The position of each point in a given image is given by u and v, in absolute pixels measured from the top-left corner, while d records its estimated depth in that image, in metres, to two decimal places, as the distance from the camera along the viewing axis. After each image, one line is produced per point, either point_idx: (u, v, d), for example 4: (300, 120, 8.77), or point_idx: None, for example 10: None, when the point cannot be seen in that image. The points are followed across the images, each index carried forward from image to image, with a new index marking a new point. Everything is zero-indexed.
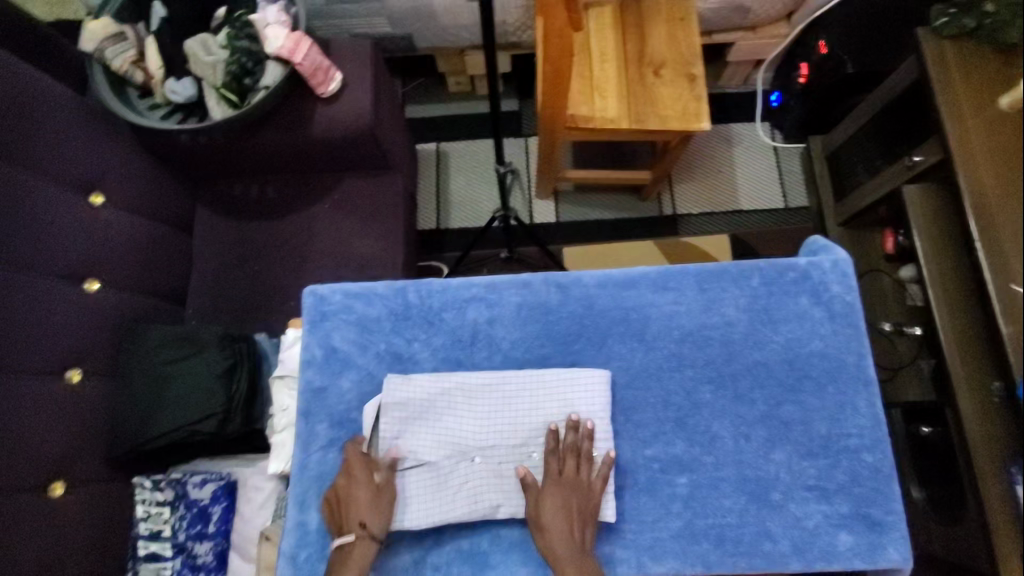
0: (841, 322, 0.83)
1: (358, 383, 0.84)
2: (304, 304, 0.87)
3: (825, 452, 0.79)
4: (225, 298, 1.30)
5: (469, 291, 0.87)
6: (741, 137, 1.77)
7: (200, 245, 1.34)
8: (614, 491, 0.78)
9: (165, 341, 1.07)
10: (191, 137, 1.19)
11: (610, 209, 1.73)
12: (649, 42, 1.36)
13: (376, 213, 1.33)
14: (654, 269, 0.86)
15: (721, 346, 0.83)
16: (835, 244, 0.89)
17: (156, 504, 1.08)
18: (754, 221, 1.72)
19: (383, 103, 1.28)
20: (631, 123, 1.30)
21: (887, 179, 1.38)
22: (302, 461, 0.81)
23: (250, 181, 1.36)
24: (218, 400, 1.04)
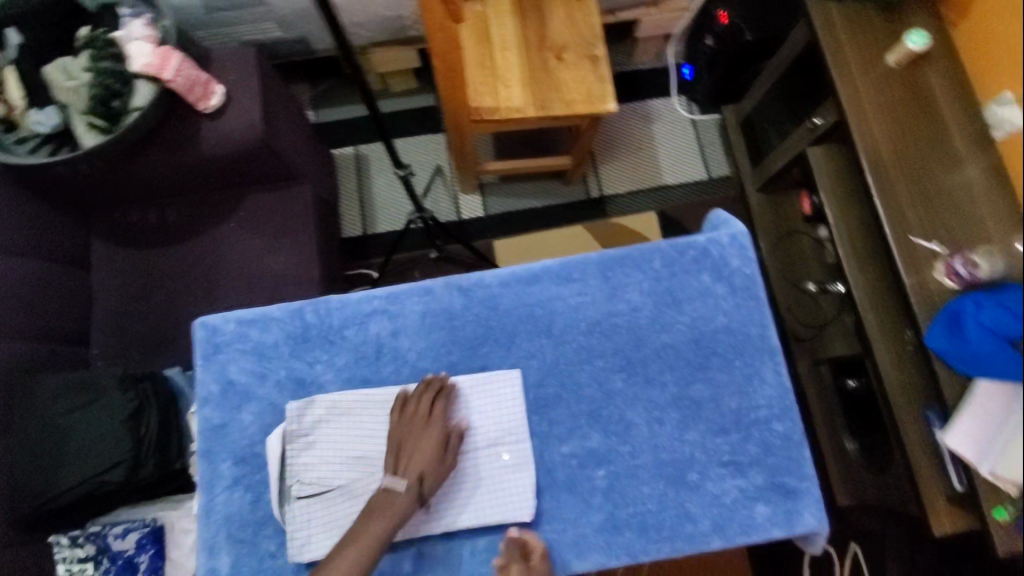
0: (743, 296, 0.84)
1: (260, 416, 0.80)
2: (196, 337, 0.83)
3: (736, 427, 0.80)
4: (132, 335, 1.22)
5: (370, 304, 0.83)
6: (659, 112, 1.77)
7: (100, 282, 1.26)
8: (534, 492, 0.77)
9: (62, 390, 1.01)
10: (68, 168, 1.11)
11: (538, 197, 1.71)
12: (549, 26, 1.33)
13: (286, 228, 1.27)
14: (556, 262, 0.85)
15: (628, 333, 0.83)
16: (734, 217, 0.90)
17: (77, 561, 1.01)
18: (678, 194, 1.72)
19: (278, 112, 1.22)
20: (537, 111, 1.27)
21: (794, 143, 1.41)
22: (207, 504, 0.77)
23: (147, 208, 1.28)
24: (125, 446, 0.98)
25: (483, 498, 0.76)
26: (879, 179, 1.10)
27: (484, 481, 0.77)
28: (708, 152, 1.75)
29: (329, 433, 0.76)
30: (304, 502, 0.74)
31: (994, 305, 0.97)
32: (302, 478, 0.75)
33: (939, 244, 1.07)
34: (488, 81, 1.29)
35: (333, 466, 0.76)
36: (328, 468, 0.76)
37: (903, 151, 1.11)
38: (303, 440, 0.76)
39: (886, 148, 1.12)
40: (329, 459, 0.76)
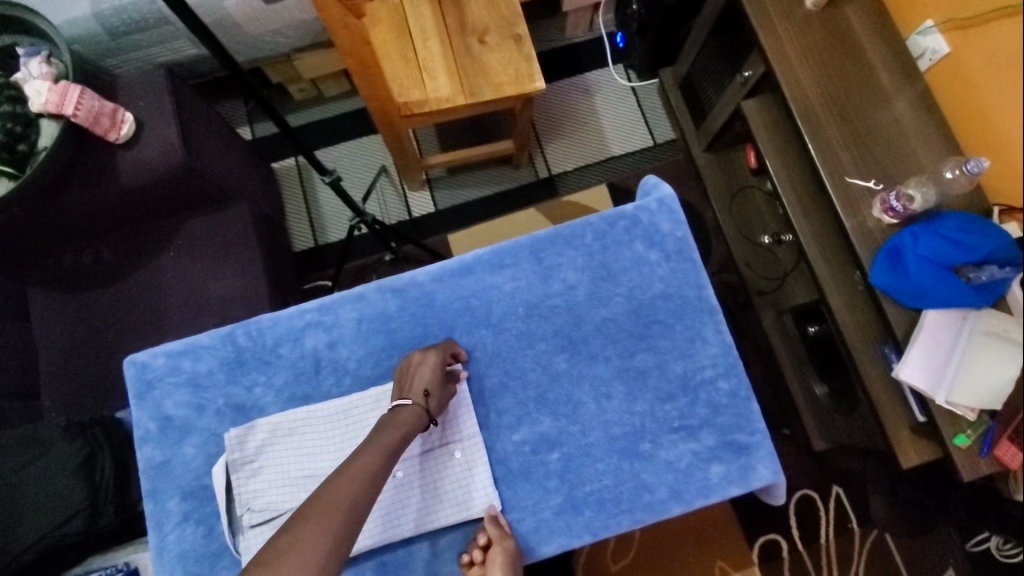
0: (677, 260, 0.84)
1: (202, 447, 0.78)
2: (128, 376, 0.80)
3: (684, 390, 0.80)
4: (81, 380, 1.19)
5: (302, 319, 0.82)
6: (598, 83, 1.75)
7: (41, 330, 1.23)
8: (490, 485, 0.76)
9: (10, 448, 0.98)
10: None
11: (487, 184, 1.69)
12: (468, 10, 1.30)
13: (224, 250, 1.24)
14: (486, 250, 0.83)
15: (567, 312, 0.82)
16: (662, 182, 0.89)
17: None
18: (627, 164, 1.70)
19: (199, 133, 1.18)
20: (466, 98, 1.25)
21: (728, 100, 1.40)
22: (159, 544, 0.75)
23: (79, 248, 1.24)
24: (80, 496, 0.96)
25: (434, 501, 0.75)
26: (810, 123, 1.10)
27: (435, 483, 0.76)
28: (652, 118, 1.73)
29: (273, 456, 0.75)
30: (254, 531, 0.72)
31: (929, 234, 0.99)
32: (250, 507, 0.73)
33: (875, 181, 1.07)
34: (412, 74, 1.26)
35: (278, 490, 0.74)
36: (273, 492, 0.74)
37: (830, 93, 1.11)
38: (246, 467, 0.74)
39: (814, 92, 1.11)
40: (274, 483, 0.74)
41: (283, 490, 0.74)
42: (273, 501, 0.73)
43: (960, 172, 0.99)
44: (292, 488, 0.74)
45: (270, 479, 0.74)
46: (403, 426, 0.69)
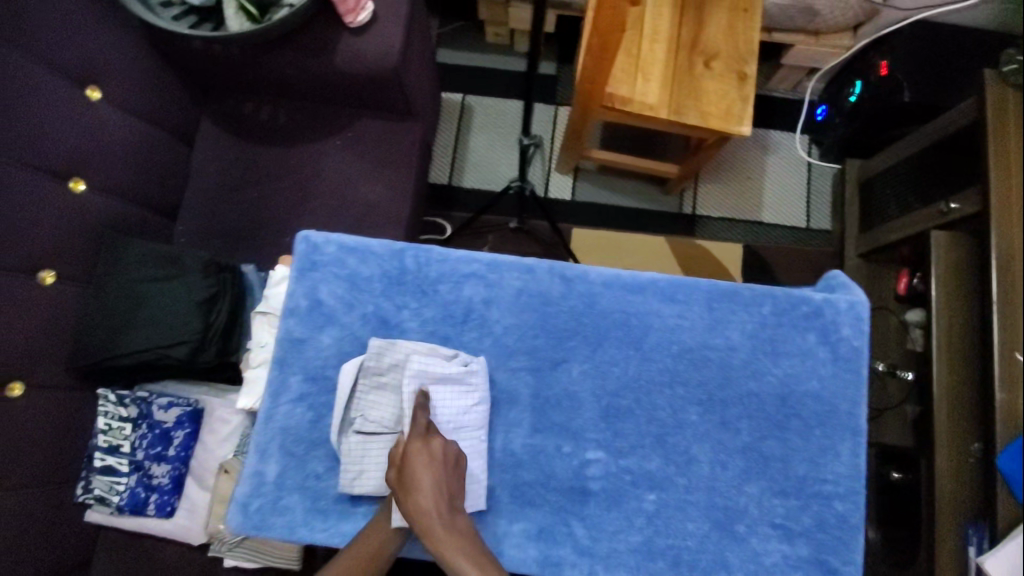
0: (844, 367, 0.80)
1: (339, 341, 0.81)
2: (297, 248, 0.83)
3: (798, 493, 0.77)
4: (220, 221, 1.25)
5: (469, 266, 0.82)
6: (777, 146, 1.70)
7: (198, 160, 1.29)
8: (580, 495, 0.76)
9: (148, 257, 1.03)
10: (204, 44, 1.11)
11: (630, 196, 1.67)
12: (706, 30, 1.27)
13: (387, 160, 1.27)
14: (664, 277, 0.82)
15: (717, 369, 0.80)
16: (855, 284, 0.85)
17: (118, 419, 1.07)
18: (772, 235, 1.66)
19: (414, 44, 1.19)
20: (669, 113, 1.22)
21: (918, 222, 1.32)
22: (269, 410, 0.79)
23: (261, 101, 1.29)
24: (193, 328, 1.01)
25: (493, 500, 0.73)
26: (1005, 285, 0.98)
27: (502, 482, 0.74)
28: (815, 203, 1.68)
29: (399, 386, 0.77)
30: (363, 439, 0.75)
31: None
32: (366, 416, 0.76)
33: None
34: (627, 70, 1.24)
35: (391, 418, 0.76)
36: (387, 418, 0.76)
37: None
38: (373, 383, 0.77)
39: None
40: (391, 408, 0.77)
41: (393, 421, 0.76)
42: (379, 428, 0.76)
43: None
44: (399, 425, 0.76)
45: (389, 403, 0.77)
46: None
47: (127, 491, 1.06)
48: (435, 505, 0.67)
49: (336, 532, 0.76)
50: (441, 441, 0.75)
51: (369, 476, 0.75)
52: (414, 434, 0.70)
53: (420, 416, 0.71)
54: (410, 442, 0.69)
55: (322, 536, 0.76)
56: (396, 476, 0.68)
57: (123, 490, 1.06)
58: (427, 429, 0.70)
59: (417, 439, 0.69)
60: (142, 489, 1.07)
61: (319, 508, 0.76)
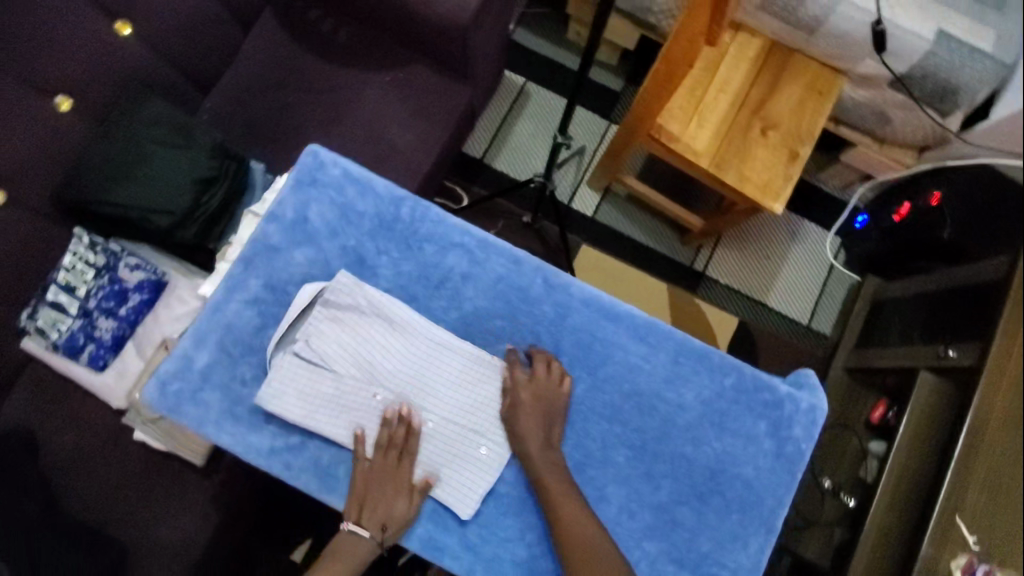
0: (782, 464, 0.78)
1: (310, 263, 0.80)
2: (303, 160, 0.83)
3: (693, 568, 0.76)
4: (247, 111, 1.25)
5: (460, 236, 0.81)
6: (806, 236, 1.68)
7: (248, 47, 1.28)
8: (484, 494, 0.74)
9: (161, 120, 1.03)
10: None
11: (649, 233, 1.65)
12: (775, 99, 1.24)
13: (426, 111, 1.27)
14: (642, 315, 0.80)
15: (660, 421, 0.78)
16: (822, 389, 0.84)
17: (84, 262, 1.07)
18: (770, 320, 1.64)
19: (491, 10, 1.18)
20: (710, 164, 1.20)
21: (909, 355, 1.32)
22: (218, 303, 0.78)
23: (327, 13, 1.29)
24: (183, 201, 1.01)
25: (450, 479, 0.74)
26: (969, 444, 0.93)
27: (460, 459, 0.75)
28: (823, 304, 1.66)
29: (352, 321, 0.77)
30: (298, 360, 0.75)
31: None
32: (309, 343, 0.76)
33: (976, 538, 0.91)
34: (685, 109, 1.22)
35: (340, 354, 0.76)
36: (335, 353, 0.76)
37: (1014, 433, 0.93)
38: (328, 318, 0.76)
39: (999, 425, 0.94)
40: (342, 343, 0.77)
41: (339, 356, 0.76)
42: (325, 363, 0.76)
43: None
44: (347, 362, 0.76)
45: (339, 338, 0.76)
46: (393, 524, 0.71)
47: (68, 333, 1.07)
48: (385, 528, 0.70)
49: (239, 442, 0.75)
50: (393, 482, 0.72)
51: (289, 399, 0.74)
52: (376, 458, 0.72)
53: (384, 442, 0.73)
54: (375, 467, 0.72)
55: (227, 440, 0.74)
56: (354, 500, 0.71)
57: (64, 331, 1.07)
58: (392, 455, 0.73)
59: (381, 463, 0.72)
60: (82, 336, 1.08)
61: (232, 413, 0.75)
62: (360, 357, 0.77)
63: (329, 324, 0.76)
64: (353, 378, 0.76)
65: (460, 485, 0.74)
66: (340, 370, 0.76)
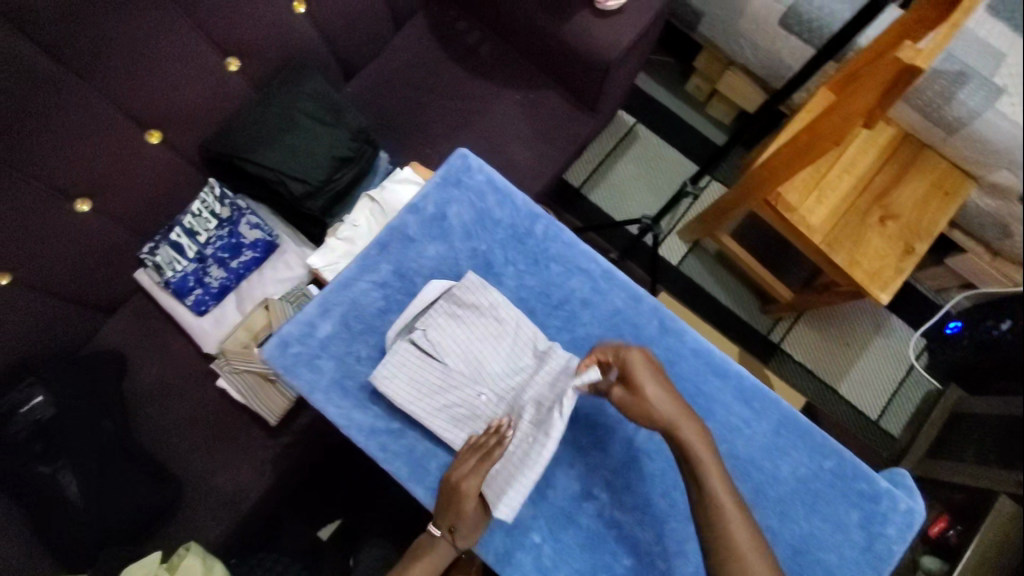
0: (868, 563, 0.75)
1: (440, 259, 0.83)
2: (451, 160, 0.86)
3: None
4: (383, 102, 1.31)
5: (587, 263, 0.83)
6: (889, 331, 1.64)
7: (395, 44, 1.36)
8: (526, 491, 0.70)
9: (316, 97, 1.10)
10: None
11: (729, 294, 1.64)
12: (900, 190, 1.23)
13: (549, 135, 1.31)
14: (751, 379, 0.80)
15: (752, 490, 0.76)
16: (918, 493, 0.81)
17: (210, 212, 1.14)
18: (837, 409, 1.59)
19: (635, 52, 1.22)
20: (822, 242, 1.20)
21: (990, 479, 1.26)
22: (348, 279, 0.81)
23: (475, 26, 1.35)
24: (319, 175, 1.08)
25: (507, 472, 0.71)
26: None
27: (527, 460, 0.70)
28: (895, 404, 1.60)
29: (470, 322, 0.78)
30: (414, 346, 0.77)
31: None
32: (427, 334, 0.77)
33: None
34: (807, 182, 1.22)
35: (450, 348, 0.78)
36: (447, 348, 0.78)
37: None
38: (449, 313, 0.78)
39: None
40: (455, 339, 0.78)
41: (450, 351, 0.78)
42: (436, 354, 0.77)
43: None
44: (455, 358, 0.78)
45: (455, 334, 0.78)
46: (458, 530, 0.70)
47: (181, 273, 1.13)
48: (452, 531, 0.71)
49: (344, 416, 0.77)
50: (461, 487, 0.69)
51: (397, 380, 0.76)
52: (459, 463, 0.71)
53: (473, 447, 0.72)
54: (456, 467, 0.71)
55: (333, 410, 0.77)
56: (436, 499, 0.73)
57: (178, 271, 1.13)
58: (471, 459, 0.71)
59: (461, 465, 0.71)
60: (193, 279, 1.14)
61: (342, 385, 0.78)
62: (468, 354, 0.78)
63: (450, 320, 0.78)
64: (458, 372, 0.77)
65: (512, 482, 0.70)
66: (448, 363, 0.77)
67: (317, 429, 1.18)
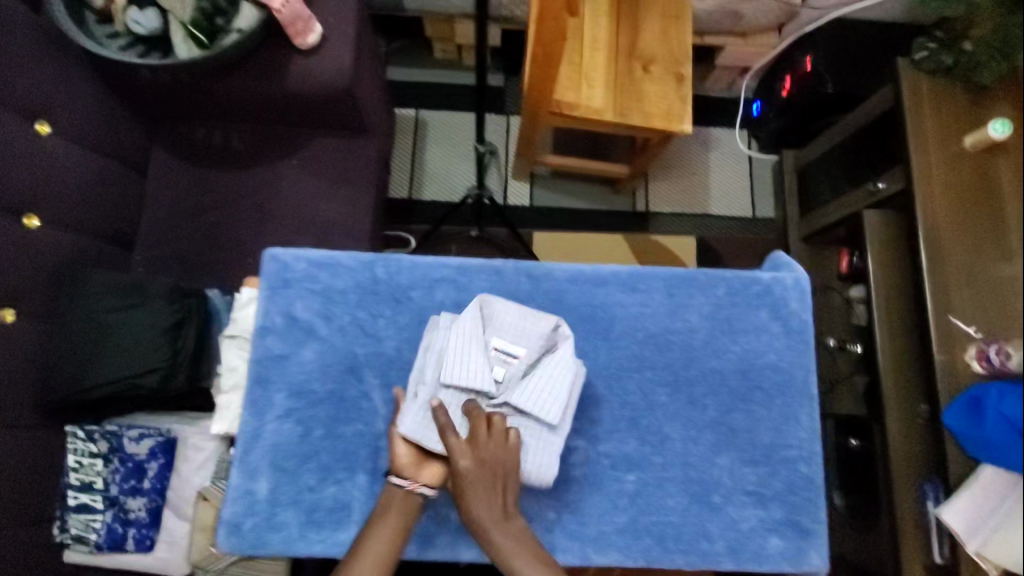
0: (795, 338, 0.86)
1: (322, 354, 0.81)
2: (266, 266, 0.84)
3: (766, 460, 0.83)
4: (179, 247, 1.26)
5: (439, 272, 0.85)
6: (718, 142, 1.81)
7: (154, 189, 1.29)
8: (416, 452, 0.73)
9: (110, 287, 1.01)
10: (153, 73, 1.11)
11: (585, 199, 1.74)
12: (642, 37, 1.34)
13: (345, 177, 1.30)
14: (624, 269, 0.87)
15: (681, 351, 0.85)
16: (796, 262, 0.92)
17: (88, 455, 1.04)
18: (722, 227, 1.76)
19: (364, 60, 1.22)
20: (615, 116, 1.29)
21: (850, 204, 1.43)
22: (256, 429, 0.79)
23: (214, 126, 1.30)
24: (161, 355, 1.00)
25: (552, 391, 0.75)
26: (933, 253, 1.10)
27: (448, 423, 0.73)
28: (758, 194, 1.79)
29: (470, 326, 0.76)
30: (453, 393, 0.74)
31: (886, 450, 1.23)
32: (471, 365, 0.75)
33: (975, 328, 1.06)
34: (572, 78, 1.30)
35: (503, 336, 0.77)
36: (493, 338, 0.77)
37: (962, 230, 1.10)
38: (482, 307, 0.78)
39: (946, 222, 1.12)
40: (514, 323, 0.78)
41: (509, 341, 0.78)
42: (571, 352, 0.78)
43: (978, 361, 1.03)
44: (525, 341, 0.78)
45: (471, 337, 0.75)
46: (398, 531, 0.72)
47: (104, 528, 1.03)
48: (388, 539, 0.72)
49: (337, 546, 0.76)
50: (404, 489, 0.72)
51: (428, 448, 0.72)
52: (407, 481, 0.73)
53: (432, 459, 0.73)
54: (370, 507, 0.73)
55: (320, 548, 0.76)
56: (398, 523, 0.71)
57: (100, 528, 1.03)
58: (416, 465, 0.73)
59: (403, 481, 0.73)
60: (119, 525, 1.04)
61: (313, 520, 0.77)
62: (450, 373, 0.74)
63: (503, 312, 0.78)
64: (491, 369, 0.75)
65: (555, 402, 0.75)
66: (504, 355, 0.77)
67: (328, 563, 1.14)
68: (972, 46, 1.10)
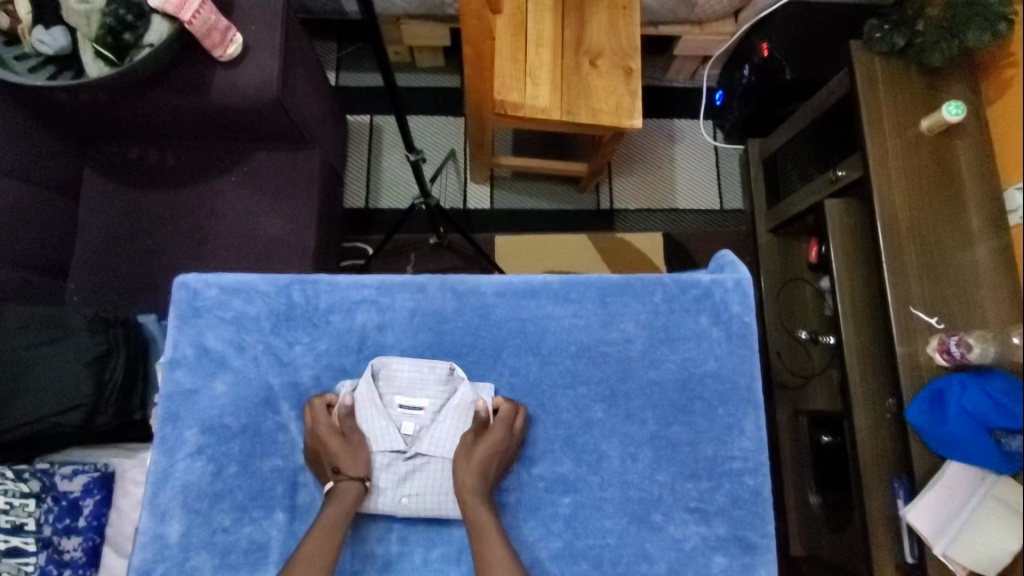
0: (737, 343, 0.84)
1: (233, 386, 0.82)
2: (176, 295, 0.83)
3: (709, 474, 0.81)
4: (114, 273, 1.21)
5: (359, 293, 0.85)
6: (683, 133, 1.75)
7: (86, 213, 1.24)
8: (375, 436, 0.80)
9: (29, 321, 0.99)
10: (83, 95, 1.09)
11: (545, 199, 1.69)
12: (588, 30, 1.29)
13: (288, 191, 1.25)
14: (555, 279, 0.85)
15: (616, 363, 0.84)
16: (740, 260, 0.89)
17: (19, 496, 0.97)
18: (690, 221, 1.71)
19: (296, 69, 1.18)
20: (561, 114, 1.24)
21: (813, 192, 1.38)
22: (165, 470, 0.79)
23: (147, 145, 1.26)
24: (84, 390, 0.97)
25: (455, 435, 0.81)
26: (892, 243, 1.04)
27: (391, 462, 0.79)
28: (725, 185, 1.74)
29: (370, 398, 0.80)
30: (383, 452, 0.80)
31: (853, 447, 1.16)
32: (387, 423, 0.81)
33: (937, 319, 1.01)
34: (516, 76, 1.24)
35: (404, 392, 0.82)
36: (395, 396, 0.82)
37: (920, 217, 1.06)
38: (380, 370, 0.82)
39: (902, 209, 1.06)
40: (413, 376, 0.82)
41: (411, 395, 0.82)
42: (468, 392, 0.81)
43: (940, 352, 0.98)
44: (426, 391, 0.82)
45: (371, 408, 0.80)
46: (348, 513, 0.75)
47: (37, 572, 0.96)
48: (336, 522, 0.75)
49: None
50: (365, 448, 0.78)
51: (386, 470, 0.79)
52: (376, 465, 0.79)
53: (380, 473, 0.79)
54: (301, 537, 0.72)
55: None
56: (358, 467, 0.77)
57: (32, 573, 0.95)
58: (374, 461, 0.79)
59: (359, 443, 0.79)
60: (53, 567, 0.98)
61: (226, 563, 0.78)
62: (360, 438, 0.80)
63: (400, 369, 0.82)
64: (398, 427, 0.81)
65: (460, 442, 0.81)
66: (409, 409, 0.82)
67: None
68: (925, 27, 1.07)
